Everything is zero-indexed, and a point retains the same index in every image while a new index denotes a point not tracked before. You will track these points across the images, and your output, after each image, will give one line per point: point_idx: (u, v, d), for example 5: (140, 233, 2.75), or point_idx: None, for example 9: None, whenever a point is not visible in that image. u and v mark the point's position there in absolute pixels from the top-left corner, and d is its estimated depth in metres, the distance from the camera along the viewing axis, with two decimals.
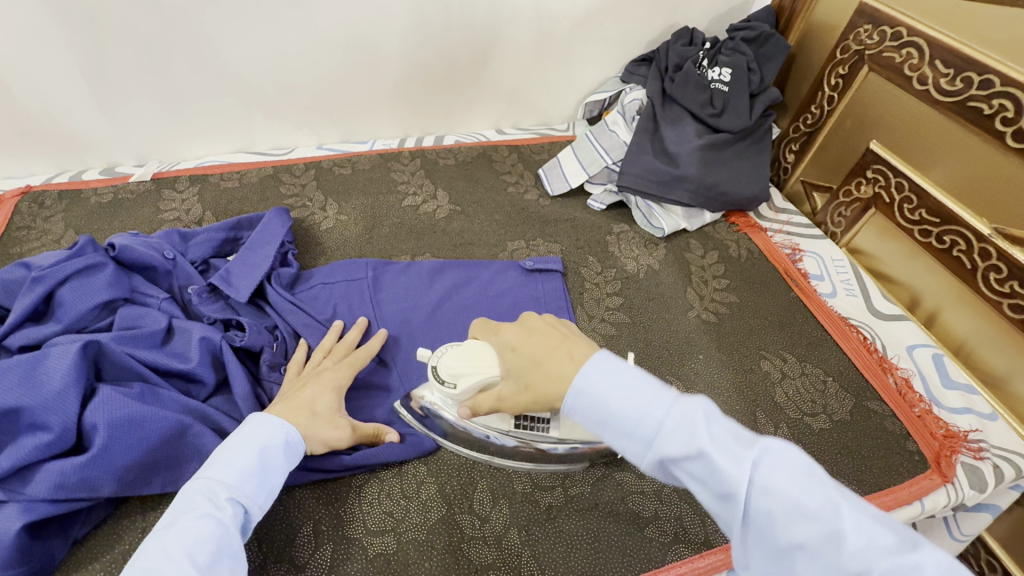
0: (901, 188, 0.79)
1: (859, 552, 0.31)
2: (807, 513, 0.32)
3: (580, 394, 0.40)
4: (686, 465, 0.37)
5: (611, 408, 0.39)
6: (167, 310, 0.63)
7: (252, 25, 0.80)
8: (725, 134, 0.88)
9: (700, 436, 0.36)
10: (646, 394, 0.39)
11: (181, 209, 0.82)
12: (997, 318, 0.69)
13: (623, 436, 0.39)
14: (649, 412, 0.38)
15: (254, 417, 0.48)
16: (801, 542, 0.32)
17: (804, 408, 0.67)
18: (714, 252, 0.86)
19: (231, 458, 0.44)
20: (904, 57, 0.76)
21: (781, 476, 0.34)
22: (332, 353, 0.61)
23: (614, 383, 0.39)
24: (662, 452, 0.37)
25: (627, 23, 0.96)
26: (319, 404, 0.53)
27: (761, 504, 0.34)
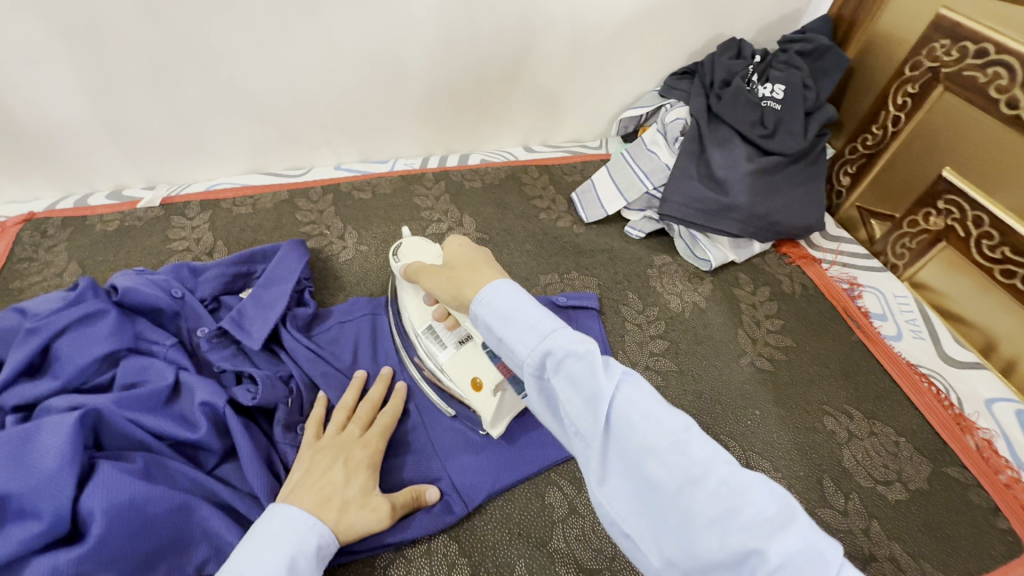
0: (980, 222, 0.71)
1: (703, 459, 0.35)
2: (663, 422, 0.36)
3: (488, 294, 0.43)
4: (567, 367, 0.38)
5: (512, 310, 0.42)
6: (174, 360, 0.58)
7: (266, 40, 0.74)
8: (777, 157, 0.80)
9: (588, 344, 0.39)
10: (545, 310, 0.42)
11: (191, 238, 0.76)
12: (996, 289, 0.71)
13: (517, 331, 0.41)
14: (548, 317, 0.41)
15: (280, 513, 0.43)
16: (653, 443, 0.35)
17: (877, 475, 0.60)
18: (765, 287, 0.79)
19: (260, 567, 0.39)
20: (990, 77, 0.68)
21: (644, 395, 0.38)
22: (356, 418, 0.55)
23: (521, 295, 0.43)
24: (549, 350, 0.39)
25: (668, 34, 0.89)
26: (352, 488, 0.48)
27: (628, 412, 0.37)
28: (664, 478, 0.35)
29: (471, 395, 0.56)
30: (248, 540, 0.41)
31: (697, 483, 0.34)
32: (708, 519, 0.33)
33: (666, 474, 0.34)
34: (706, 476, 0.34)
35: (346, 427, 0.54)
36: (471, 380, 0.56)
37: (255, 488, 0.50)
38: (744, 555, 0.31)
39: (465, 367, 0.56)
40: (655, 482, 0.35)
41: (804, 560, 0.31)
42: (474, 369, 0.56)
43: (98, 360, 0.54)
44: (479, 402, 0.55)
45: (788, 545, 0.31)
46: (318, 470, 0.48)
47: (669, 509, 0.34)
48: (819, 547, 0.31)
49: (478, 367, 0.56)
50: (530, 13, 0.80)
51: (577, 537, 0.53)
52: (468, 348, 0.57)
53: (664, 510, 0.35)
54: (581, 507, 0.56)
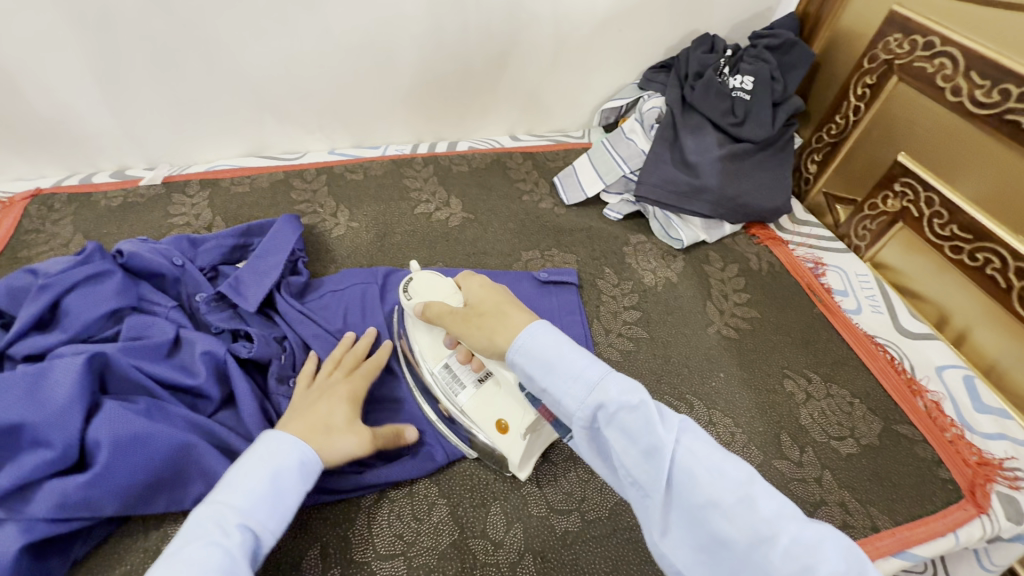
0: (931, 202, 0.76)
1: (770, 516, 0.36)
2: (726, 476, 0.38)
3: (527, 341, 0.45)
4: (623, 418, 0.40)
5: (558, 359, 0.44)
6: (175, 320, 0.62)
7: (266, 29, 0.78)
8: (747, 144, 0.85)
9: (641, 396, 0.41)
10: (592, 359, 0.44)
11: (191, 214, 0.80)
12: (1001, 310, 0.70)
13: (567, 383, 0.43)
14: (597, 367, 0.43)
15: (266, 436, 0.46)
16: (717, 498, 0.37)
17: (831, 431, 0.65)
18: (734, 264, 0.83)
19: (242, 481, 0.42)
20: (936, 67, 0.74)
21: (701, 445, 0.40)
22: (340, 365, 0.59)
23: (566, 344, 0.45)
24: (602, 402, 0.41)
25: (646, 30, 0.94)
26: (336, 416, 0.51)
27: (686, 465, 0.39)
28: (733, 535, 0.36)
29: (498, 438, 0.54)
30: (238, 457, 0.45)
31: (769, 541, 0.36)
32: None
33: (735, 532, 0.36)
34: (778, 535, 0.36)
35: (332, 372, 0.58)
36: (497, 423, 0.55)
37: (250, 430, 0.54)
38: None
39: (489, 410, 0.55)
40: (725, 540, 0.37)
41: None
42: (497, 412, 0.55)
43: (104, 316, 0.57)
44: (506, 444, 0.54)
45: None
46: (304, 406, 0.52)
47: (742, 569, 0.36)
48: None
49: (501, 409, 0.55)
50: (515, 8, 0.86)
51: (550, 481, 0.58)
52: (489, 388, 0.56)
53: (732, 566, 0.36)
54: (554, 456, 0.60)
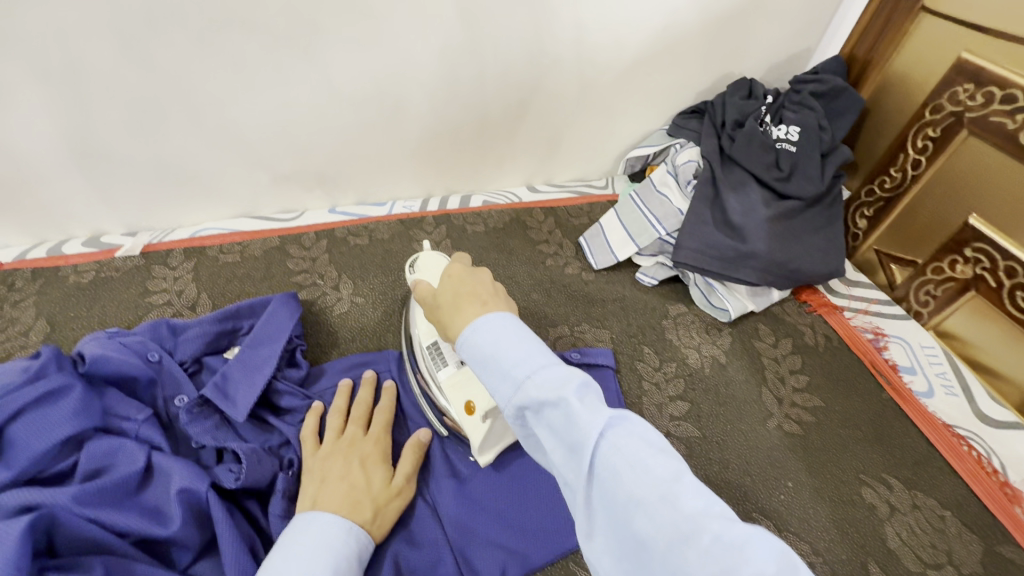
0: (1013, 272, 0.67)
1: (692, 514, 0.30)
2: (652, 471, 0.31)
3: (468, 332, 0.40)
4: (545, 413, 0.35)
5: (490, 351, 0.38)
6: (148, 439, 0.52)
7: (259, 82, 0.70)
8: (795, 201, 0.77)
9: (565, 388, 0.34)
10: (525, 346, 0.38)
11: (174, 290, 0.71)
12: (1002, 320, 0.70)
13: (495, 377, 0.37)
14: (526, 357, 0.37)
15: (319, 519, 0.45)
16: (637, 496, 0.31)
17: (925, 556, 0.55)
18: (787, 339, 0.74)
19: (311, 564, 0.40)
20: (1018, 123, 0.65)
21: (632, 440, 0.33)
22: (353, 420, 0.57)
23: (500, 331, 0.39)
24: (526, 397, 0.35)
25: (677, 74, 0.86)
26: (374, 484, 0.51)
27: (611, 462, 0.32)
28: (651, 536, 0.30)
29: (462, 419, 0.53)
30: (288, 546, 0.42)
31: (692, 541, 0.29)
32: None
33: (651, 532, 0.30)
34: (698, 534, 0.29)
35: (346, 428, 0.56)
36: (465, 404, 0.53)
37: None
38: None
39: (463, 392, 0.54)
40: (644, 540, 0.30)
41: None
42: (468, 394, 0.53)
43: (59, 444, 0.47)
44: (468, 426, 0.53)
45: None
46: (334, 477, 0.50)
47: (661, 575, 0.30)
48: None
49: (475, 393, 0.53)
50: (536, 53, 0.77)
51: None
52: (469, 371, 0.54)
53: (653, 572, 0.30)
54: None
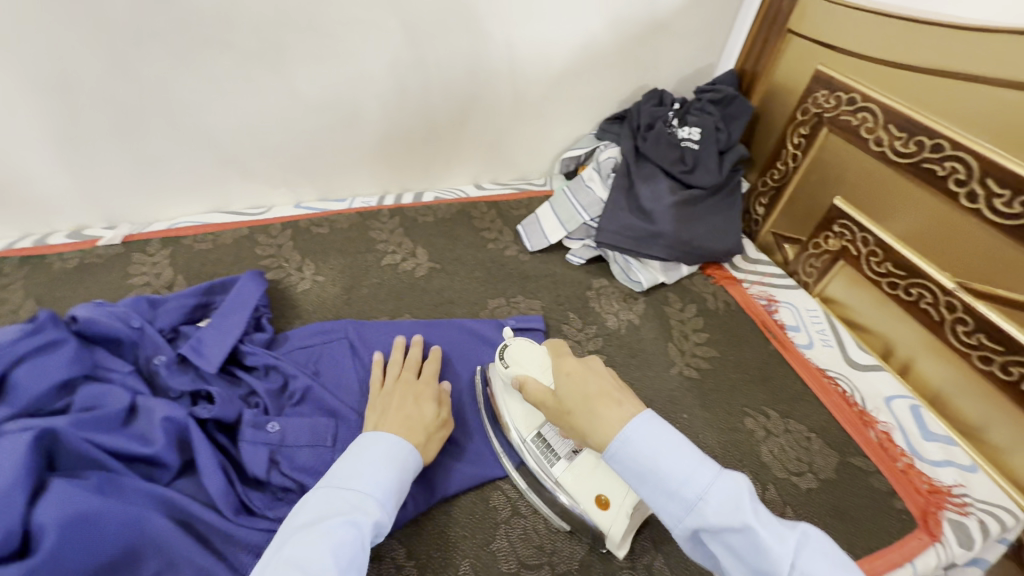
0: (867, 242, 0.82)
1: None
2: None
3: (622, 444, 0.45)
4: (728, 535, 0.41)
5: (654, 468, 0.44)
6: (132, 387, 0.60)
7: (230, 92, 0.81)
8: (698, 190, 0.90)
9: (744, 513, 0.40)
10: (688, 463, 0.44)
11: (152, 273, 0.79)
12: (965, 367, 0.72)
13: (663, 495, 0.44)
14: (694, 479, 0.43)
15: (381, 437, 0.52)
16: None
17: (791, 467, 0.67)
18: (693, 305, 0.87)
19: (375, 475, 0.48)
20: (860, 120, 0.81)
21: (817, 560, 0.39)
22: (407, 368, 0.64)
23: (664, 446, 0.45)
24: (704, 520, 0.41)
25: (599, 85, 1.00)
26: (427, 416, 0.58)
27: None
28: None
29: (597, 514, 0.55)
30: (356, 454, 0.50)
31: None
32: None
33: None
34: None
35: (401, 375, 0.63)
36: (595, 498, 0.55)
37: (212, 494, 0.53)
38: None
39: (588, 483, 0.56)
40: None
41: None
42: (597, 488, 0.55)
43: (55, 387, 0.56)
44: (608, 520, 0.54)
45: None
46: (393, 408, 0.58)
47: None
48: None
49: (601, 484, 0.55)
50: (475, 68, 0.90)
51: (519, 535, 0.57)
52: (586, 465, 0.57)
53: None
54: (523, 508, 0.60)
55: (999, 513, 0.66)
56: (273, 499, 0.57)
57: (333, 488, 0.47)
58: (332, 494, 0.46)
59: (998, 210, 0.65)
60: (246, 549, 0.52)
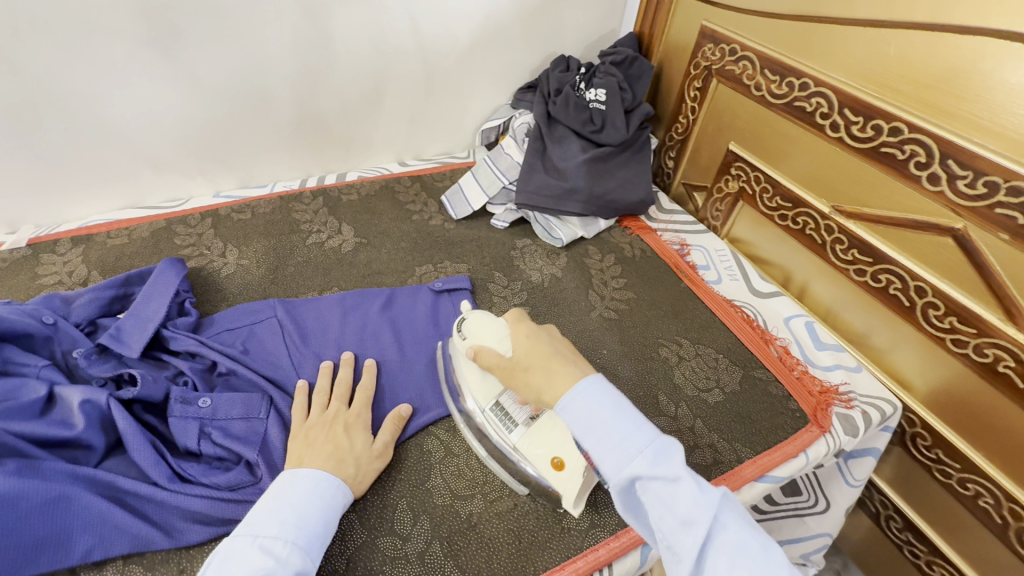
0: (759, 180, 0.89)
1: None
2: (750, 551, 0.40)
3: (572, 396, 0.49)
4: (658, 486, 0.44)
5: (595, 422, 0.48)
6: (48, 378, 0.60)
7: (128, 81, 0.79)
8: (607, 147, 0.95)
9: (677, 467, 0.44)
10: (633, 424, 0.47)
11: (64, 271, 0.78)
12: (847, 282, 0.80)
13: (604, 448, 0.47)
14: (635, 435, 0.46)
15: (307, 474, 0.52)
16: (741, 573, 0.40)
17: (700, 385, 0.74)
18: (611, 255, 0.93)
19: (299, 521, 0.48)
20: (741, 69, 0.88)
21: (737, 526, 0.42)
22: (336, 395, 0.63)
23: (614, 404, 0.48)
24: (637, 471, 0.44)
25: (507, 55, 1.04)
26: (356, 444, 0.58)
27: (714, 535, 0.41)
28: None
29: (555, 476, 0.57)
30: (279, 496, 0.50)
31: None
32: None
33: None
34: None
35: (330, 404, 0.62)
36: (551, 461, 0.57)
37: (142, 465, 0.54)
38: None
39: (547, 444, 0.58)
40: None
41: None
42: (554, 450, 0.58)
43: None
44: (564, 482, 0.57)
45: None
46: (320, 440, 0.57)
47: None
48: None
49: (557, 447, 0.58)
50: (381, 44, 0.92)
51: (452, 472, 0.61)
52: (542, 428, 0.59)
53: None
54: (455, 448, 0.63)
55: (880, 404, 0.74)
56: (207, 467, 0.58)
57: (251, 537, 0.46)
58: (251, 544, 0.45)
59: (855, 135, 0.73)
60: (180, 515, 0.54)
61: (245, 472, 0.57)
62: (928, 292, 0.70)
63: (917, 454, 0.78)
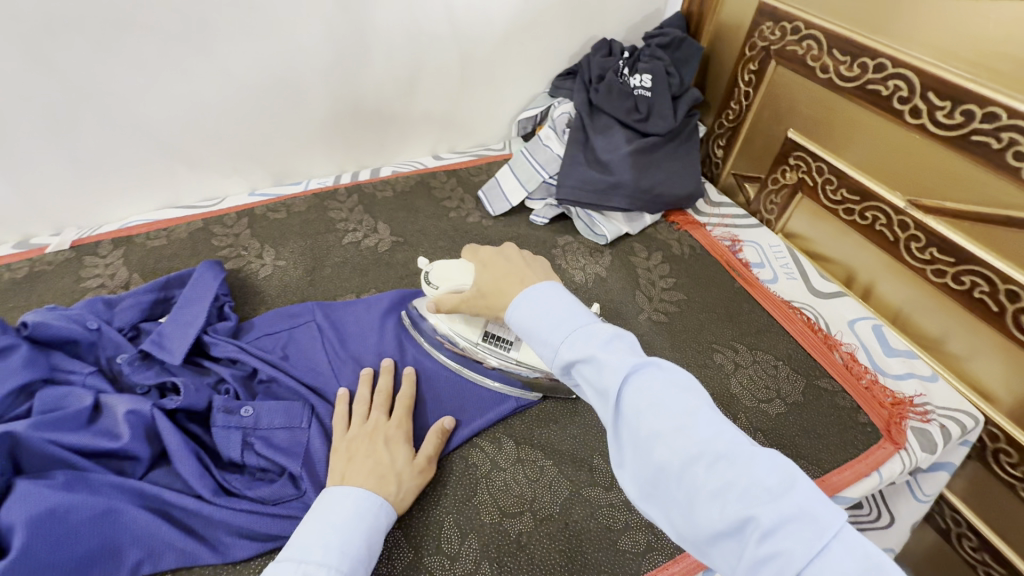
0: (822, 171, 0.82)
1: (704, 439, 0.37)
2: (668, 406, 0.38)
3: (512, 306, 0.50)
4: (582, 366, 0.43)
5: (530, 321, 0.48)
6: (94, 386, 0.59)
7: (161, 80, 0.78)
8: (654, 137, 0.90)
9: (593, 344, 0.43)
10: (562, 316, 0.47)
11: (106, 274, 0.78)
12: (922, 282, 0.74)
13: (539, 345, 0.48)
14: (559, 326, 0.46)
15: (349, 493, 0.50)
16: (657, 428, 0.38)
17: (759, 395, 0.69)
18: (658, 252, 0.88)
19: (343, 542, 0.46)
20: (805, 49, 0.81)
21: (656, 383, 0.40)
22: (376, 406, 0.61)
23: (546, 303, 0.48)
24: (566, 356, 0.45)
25: (546, 40, 0.99)
26: (397, 460, 0.56)
27: (634, 399, 0.40)
28: (668, 461, 0.37)
29: None
30: (323, 517, 0.48)
31: (702, 459, 0.36)
32: (709, 492, 0.35)
33: (669, 458, 0.37)
34: (711, 453, 0.36)
35: (371, 414, 0.60)
36: None
37: (187, 478, 0.53)
38: (742, 523, 0.34)
39: None
40: (660, 465, 0.37)
41: (801, 525, 0.33)
42: None
43: (13, 393, 0.55)
44: None
45: (780, 511, 0.33)
46: (361, 456, 0.55)
47: (677, 491, 0.37)
48: (818, 513, 0.33)
49: None
50: (416, 32, 0.88)
51: (499, 487, 0.59)
52: None
53: (674, 491, 0.37)
54: (501, 462, 0.61)
55: (960, 417, 0.68)
56: (251, 479, 0.57)
57: (296, 562, 0.44)
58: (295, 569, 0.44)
59: (940, 121, 0.66)
60: (226, 530, 0.53)
61: (289, 486, 0.56)
62: (1022, 297, 0.63)
63: (999, 471, 0.71)
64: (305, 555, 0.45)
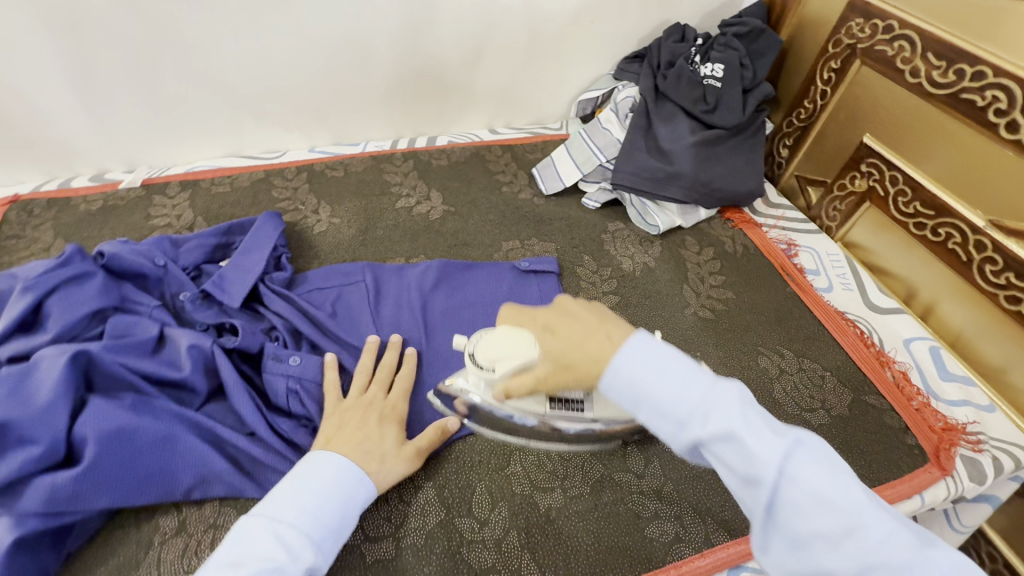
0: (895, 180, 0.78)
1: (875, 543, 0.34)
2: (836, 507, 0.35)
3: (610, 368, 0.42)
4: (717, 446, 0.39)
5: (642, 389, 0.41)
6: (159, 318, 0.62)
7: (240, 31, 0.79)
8: (719, 130, 0.87)
9: (733, 420, 0.38)
10: (681, 373, 0.41)
11: (173, 215, 0.81)
12: (992, 308, 0.70)
13: (654, 416, 0.41)
14: (683, 397, 0.40)
15: (329, 460, 0.49)
16: (820, 529, 0.35)
17: (803, 404, 0.67)
18: (710, 248, 0.86)
19: (317, 510, 0.46)
20: (896, 50, 0.76)
21: (813, 472, 0.36)
22: (376, 381, 0.60)
23: (653, 362, 0.42)
24: (697, 434, 0.39)
25: (617, 21, 0.96)
26: (386, 439, 0.54)
27: (792, 493, 0.36)
28: (839, 568, 0.35)
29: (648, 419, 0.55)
30: (302, 477, 0.48)
31: (880, 569, 0.34)
32: None
33: (840, 565, 0.35)
34: (887, 557, 0.34)
35: (369, 388, 0.59)
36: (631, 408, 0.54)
37: (242, 412, 0.56)
38: None
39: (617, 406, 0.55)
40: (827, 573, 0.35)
41: None
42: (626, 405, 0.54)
43: (87, 317, 0.58)
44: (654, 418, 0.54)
45: None
46: (352, 425, 0.54)
47: None
48: None
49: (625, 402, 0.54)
50: (488, 3, 0.87)
51: (533, 462, 0.59)
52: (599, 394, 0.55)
53: None
54: None
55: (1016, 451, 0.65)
56: (297, 424, 0.60)
57: (267, 518, 0.45)
58: (264, 527, 0.44)
59: None
60: (274, 470, 0.55)
61: None
62: None
63: None
64: (275, 514, 0.45)
